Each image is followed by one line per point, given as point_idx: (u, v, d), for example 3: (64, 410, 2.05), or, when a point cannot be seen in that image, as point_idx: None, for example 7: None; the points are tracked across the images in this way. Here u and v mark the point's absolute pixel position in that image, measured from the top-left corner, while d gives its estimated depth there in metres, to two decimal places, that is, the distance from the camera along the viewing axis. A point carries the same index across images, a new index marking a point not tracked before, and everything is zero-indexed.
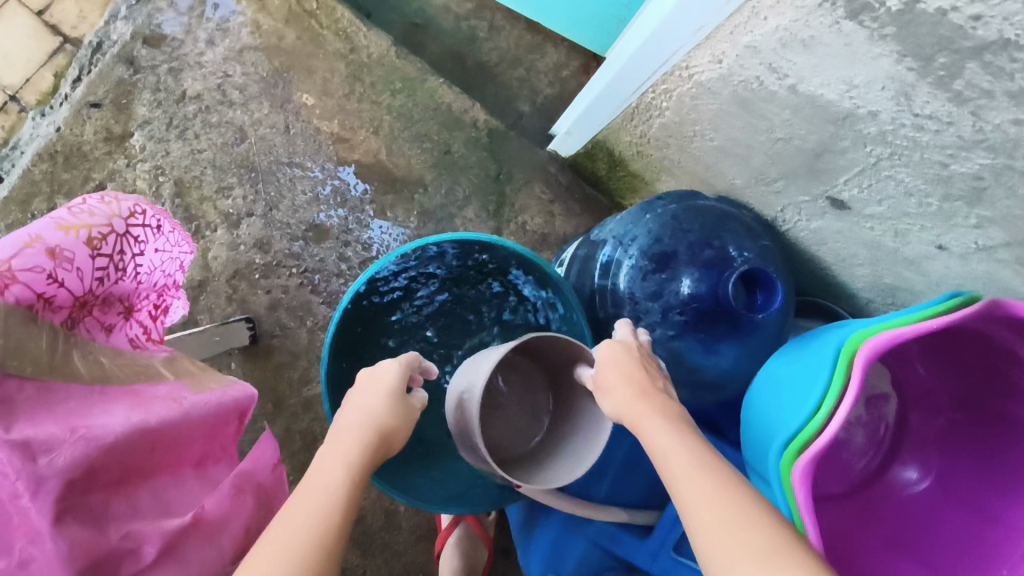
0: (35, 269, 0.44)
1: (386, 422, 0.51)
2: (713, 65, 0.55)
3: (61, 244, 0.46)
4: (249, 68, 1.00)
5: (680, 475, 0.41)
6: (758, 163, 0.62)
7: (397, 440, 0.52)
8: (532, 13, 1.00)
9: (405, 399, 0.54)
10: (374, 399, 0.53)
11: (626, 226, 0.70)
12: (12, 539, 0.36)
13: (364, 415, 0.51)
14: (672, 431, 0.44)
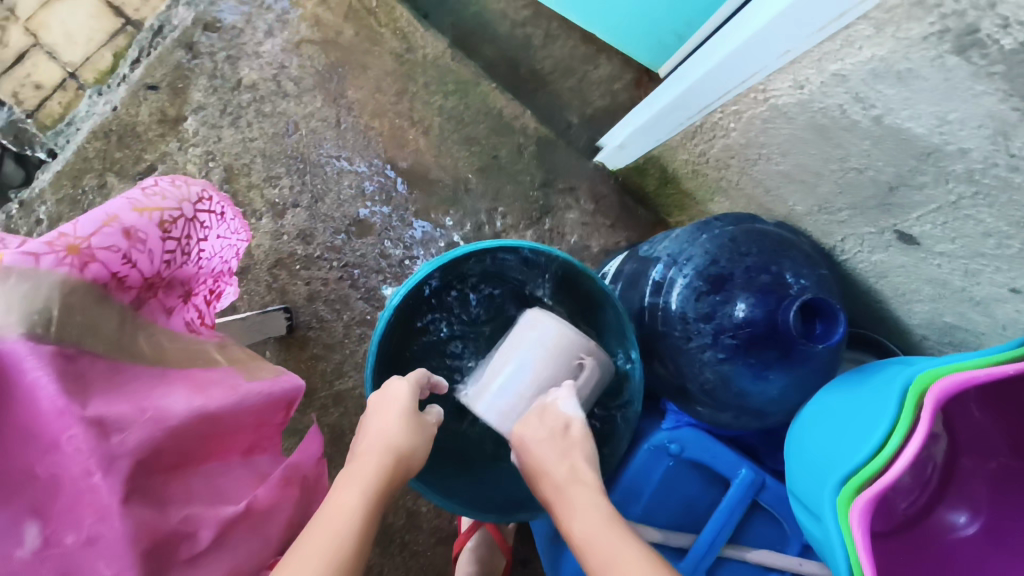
0: (112, 248, 0.44)
1: (404, 444, 0.55)
2: (794, 90, 0.55)
3: (136, 225, 0.46)
4: (305, 61, 1.01)
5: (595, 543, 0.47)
6: (825, 191, 0.61)
7: (414, 458, 0.55)
8: (591, 25, 1.00)
9: (418, 418, 0.58)
10: (391, 422, 0.57)
11: (682, 244, 0.70)
12: (81, 516, 0.35)
13: (384, 437, 0.55)
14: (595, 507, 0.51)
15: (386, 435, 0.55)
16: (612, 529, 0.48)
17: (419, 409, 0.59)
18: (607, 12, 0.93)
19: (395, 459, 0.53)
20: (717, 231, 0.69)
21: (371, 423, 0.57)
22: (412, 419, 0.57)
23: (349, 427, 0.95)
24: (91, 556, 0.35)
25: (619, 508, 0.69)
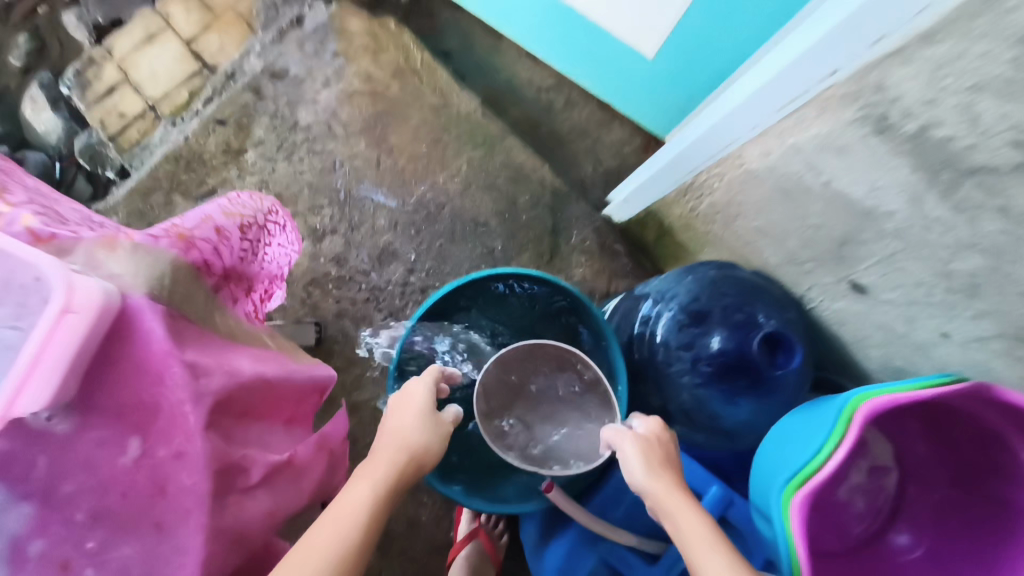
0: (208, 239, 0.56)
1: (417, 444, 0.61)
2: (762, 157, 0.66)
3: (225, 225, 0.59)
4: (355, 109, 1.16)
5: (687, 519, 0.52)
6: (793, 245, 0.72)
7: (426, 455, 0.62)
8: (605, 95, 1.15)
9: (434, 417, 0.65)
10: (408, 420, 0.63)
11: (668, 284, 0.80)
12: (173, 435, 0.45)
13: (397, 438, 0.61)
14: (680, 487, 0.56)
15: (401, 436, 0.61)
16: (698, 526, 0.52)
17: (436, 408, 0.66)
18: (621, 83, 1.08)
19: (407, 458, 0.60)
20: (701, 274, 0.79)
21: (390, 421, 0.64)
22: (428, 423, 0.63)
23: (361, 435, 1.04)
24: (177, 468, 0.45)
25: (601, 514, 0.77)
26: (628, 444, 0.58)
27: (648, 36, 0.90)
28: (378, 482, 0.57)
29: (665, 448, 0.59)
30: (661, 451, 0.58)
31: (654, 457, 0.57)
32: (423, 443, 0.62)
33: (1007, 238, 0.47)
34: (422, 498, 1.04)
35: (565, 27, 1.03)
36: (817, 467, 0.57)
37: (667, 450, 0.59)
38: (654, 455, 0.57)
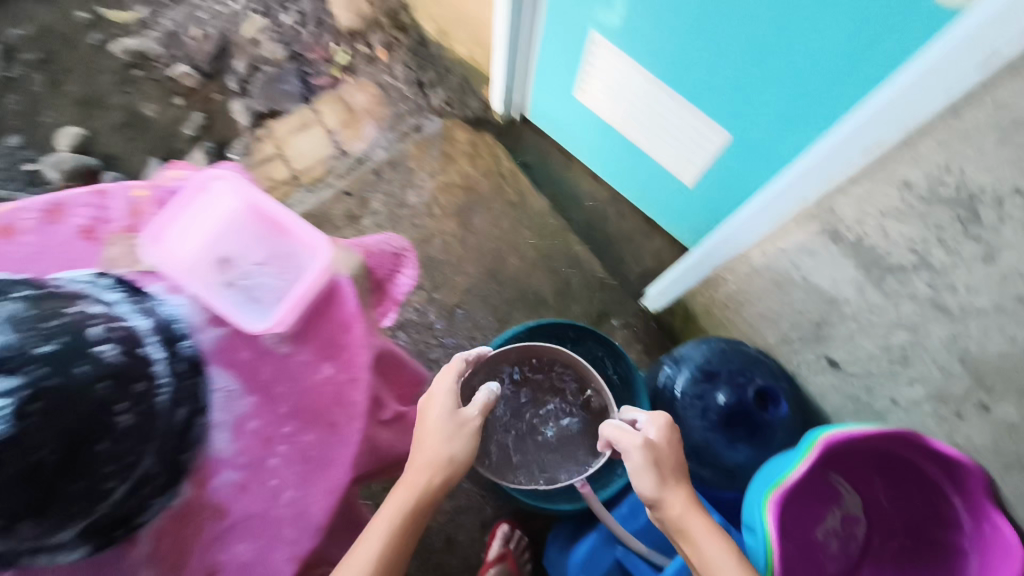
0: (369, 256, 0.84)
1: (447, 452, 0.74)
2: (762, 256, 0.90)
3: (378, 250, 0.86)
4: (451, 196, 1.48)
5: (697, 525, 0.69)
6: (785, 327, 0.95)
7: (458, 457, 0.74)
8: (651, 208, 1.46)
9: (457, 420, 0.76)
10: (437, 428, 0.75)
11: (686, 351, 1.01)
12: (352, 364, 0.69)
13: (432, 444, 0.74)
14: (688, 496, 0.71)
15: (409, 491, 0.71)
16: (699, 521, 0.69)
17: (459, 409, 0.77)
18: (664, 198, 1.40)
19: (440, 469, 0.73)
20: (715, 343, 1.00)
21: (424, 426, 0.75)
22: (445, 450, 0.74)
23: None
24: (352, 388, 0.68)
25: (623, 520, 0.94)
26: (633, 449, 0.72)
27: (684, 164, 1.25)
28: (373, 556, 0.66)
29: (667, 453, 0.73)
30: (660, 456, 0.72)
31: (655, 462, 0.72)
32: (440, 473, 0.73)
33: (918, 316, 0.69)
34: (461, 520, 1.21)
35: (624, 155, 1.38)
36: (787, 477, 0.77)
37: (668, 445, 0.74)
38: (659, 462, 0.72)
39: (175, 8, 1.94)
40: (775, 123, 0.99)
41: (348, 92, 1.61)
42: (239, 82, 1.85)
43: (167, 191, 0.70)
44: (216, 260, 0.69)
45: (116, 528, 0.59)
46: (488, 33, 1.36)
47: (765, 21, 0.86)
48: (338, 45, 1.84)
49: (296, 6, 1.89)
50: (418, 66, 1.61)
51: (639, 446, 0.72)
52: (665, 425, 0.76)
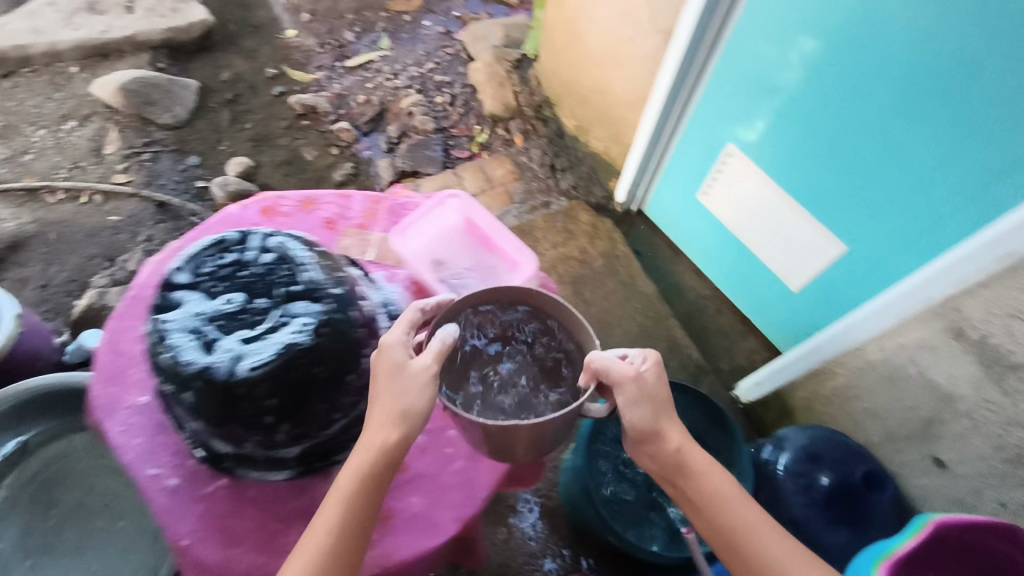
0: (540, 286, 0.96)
1: (412, 415, 0.71)
2: (879, 350, 1.01)
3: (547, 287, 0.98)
4: (569, 266, 1.64)
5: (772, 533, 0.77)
6: (892, 424, 1.03)
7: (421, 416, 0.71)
8: (751, 310, 1.57)
9: (413, 374, 0.71)
10: (409, 387, 0.71)
11: (785, 435, 1.09)
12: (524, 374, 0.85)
13: (395, 402, 0.71)
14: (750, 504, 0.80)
15: (355, 466, 0.72)
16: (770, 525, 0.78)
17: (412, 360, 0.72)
18: (765, 302, 1.51)
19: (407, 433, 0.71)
20: (820, 433, 1.07)
21: (382, 384, 0.72)
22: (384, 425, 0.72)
23: (508, 496, 1.32)
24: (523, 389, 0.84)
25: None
26: (623, 382, 0.76)
27: (792, 270, 1.37)
28: (335, 526, 0.70)
29: (653, 386, 0.79)
30: (647, 391, 0.78)
31: (645, 397, 0.78)
32: (395, 431, 0.71)
33: None
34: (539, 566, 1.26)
35: (734, 257, 1.52)
36: (898, 550, 0.79)
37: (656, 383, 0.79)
38: (645, 395, 0.78)
39: (347, 77, 2.27)
40: (886, 246, 1.14)
41: (489, 166, 1.84)
42: (389, 143, 2.12)
43: (396, 203, 0.99)
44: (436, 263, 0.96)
45: (321, 461, 0.82)
46: (632, 132, 1.56)
47: (894, 157, 1.05)
48: (481, 126, 2.09)
49: (450, 88, 2.19)
50: (553, 153, 1.83)
51: (627, 380, 0.76)
52: (655, 364, 0.80)
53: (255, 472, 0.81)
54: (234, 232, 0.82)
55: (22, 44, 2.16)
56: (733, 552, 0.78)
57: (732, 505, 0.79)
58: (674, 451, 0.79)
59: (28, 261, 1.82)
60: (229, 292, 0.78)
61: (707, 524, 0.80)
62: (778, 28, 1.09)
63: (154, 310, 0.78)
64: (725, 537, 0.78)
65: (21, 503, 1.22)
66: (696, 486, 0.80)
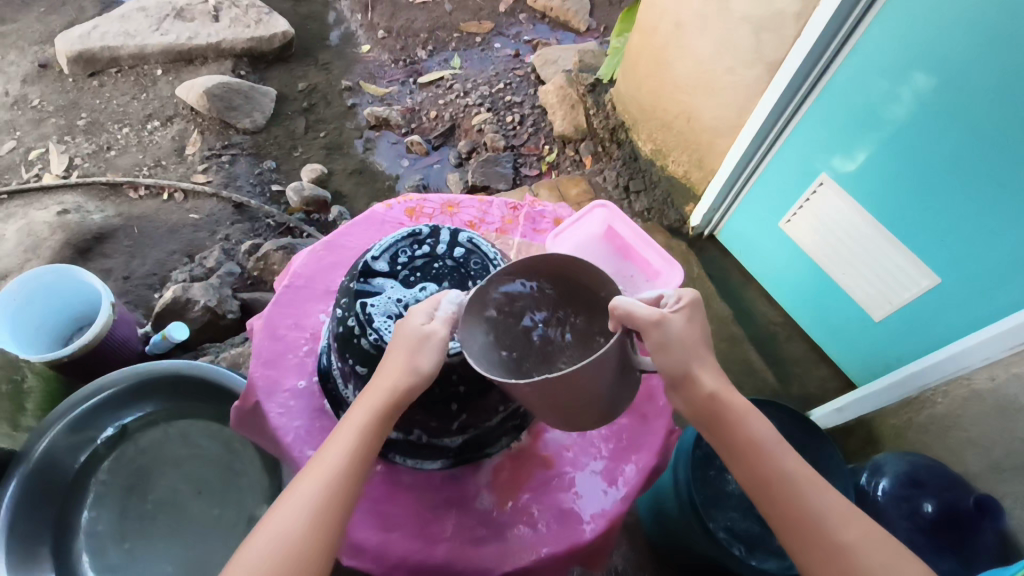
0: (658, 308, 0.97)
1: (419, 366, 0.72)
2: (991, 381, 1.06)
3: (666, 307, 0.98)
4: None
5: (814, 489, 0.69)
6: (997, 454, 1.04)
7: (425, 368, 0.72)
8: (823, 339, 1.58)
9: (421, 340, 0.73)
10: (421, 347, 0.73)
11: (883, 461, 1.12)
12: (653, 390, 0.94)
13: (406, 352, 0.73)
14: (790, 457, 0.71)
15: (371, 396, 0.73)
16: (815, 483, 0.69)
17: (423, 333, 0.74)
18: (841, 331, 1.51)
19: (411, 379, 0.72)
20: (920, 459, 1.09)
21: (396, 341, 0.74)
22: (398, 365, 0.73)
23: None
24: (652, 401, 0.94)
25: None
26: (648, 331, 0.69)
27: (875, 300, 1.37)
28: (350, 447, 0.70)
29: (683, 333, 0.71)
30: (679, 334, 0.71)
31: (677, 345, 0.71)
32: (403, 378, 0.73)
33: None
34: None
35: (815, 287, 1.53)
36: None
37: (692, 323, 0.73)
38: (674, 345, 0.71)
39: (420, 92, 2.33)
40: (963, 282, 1.18)
41: (564, 185, 1.88)
42: (459, 158, 2.15)
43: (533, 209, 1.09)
44: None
45: (473, 451, 0.87)
46: (717, 158, 1.61)
47: (982, 198, 1.10)
48: (551, 147, 2.06)
49: (520, 108, 2.20)
50: (628, 175, 1.88)
51: (652, 327, 0.69)
52: (690, 305, 0.74)
53: (411, 460, 0.86)
54: (425, 227, 0.91)
55: (112, 45, 2.25)
56: (766, 502, 0.70)
57: (772, 453, 0.71)
58: (707, 395, 0.71)
59: (112, 253, 1.85)
60: (423, 282, 0.87)
61: (742, 471, 0.72)
62: (894, 64, 1.14)
63: (353, 294, 0.86)
64: (760, 488, 0.70)
65: (121, 487, 1.25)
66: (728, 432, 0.72)
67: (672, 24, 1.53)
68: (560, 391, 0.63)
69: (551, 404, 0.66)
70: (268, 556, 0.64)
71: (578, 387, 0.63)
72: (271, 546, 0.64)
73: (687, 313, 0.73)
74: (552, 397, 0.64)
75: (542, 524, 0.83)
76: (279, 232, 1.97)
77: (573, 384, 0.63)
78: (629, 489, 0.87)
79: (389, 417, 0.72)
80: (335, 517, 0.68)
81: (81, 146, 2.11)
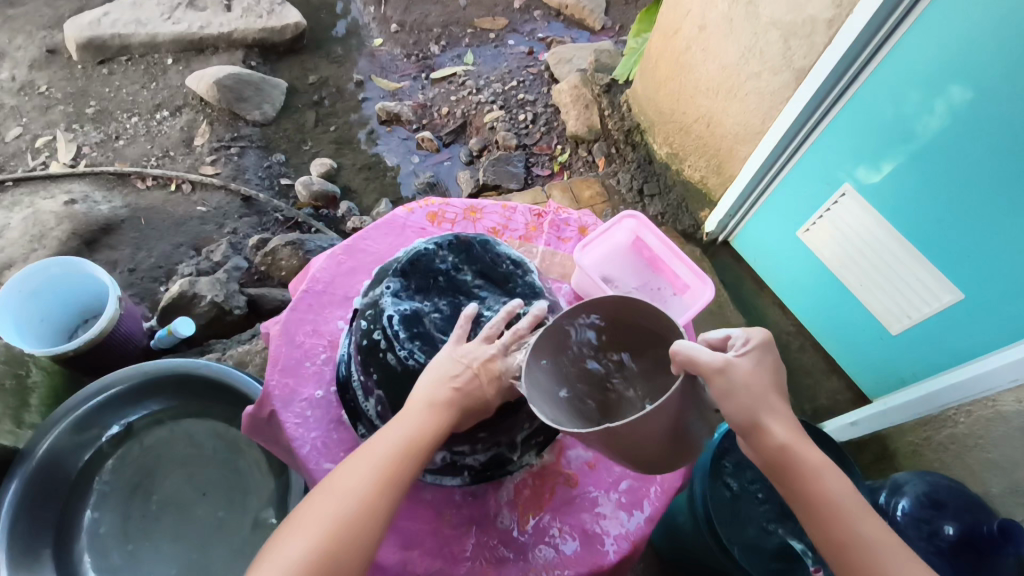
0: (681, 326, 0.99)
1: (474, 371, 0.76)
2: (1017, 403, 1.04)
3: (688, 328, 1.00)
4: None
5: (895, 559, 0.65)
6: (1019, 477, 1.02)
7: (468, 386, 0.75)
8: (834, 349, 1.56)
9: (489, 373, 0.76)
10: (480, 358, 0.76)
11: (904, 478, 1.09)
12: None
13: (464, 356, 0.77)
14: (869, 520, 0.67)
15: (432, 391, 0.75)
16: (898, 552, 0.65)
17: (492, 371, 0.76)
18: (856, 345, 1.49)
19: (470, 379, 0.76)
20: (939, 480, 1.05)
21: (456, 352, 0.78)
22: (445, 384, 0.75)
23: None
24: None
25: None
26: (713, 377, 0.67)
27: (894, 314, 1.34)
28: (405, 440, 0.72)
29: (749, 378, 0.69)
30: (745, 379, 0.68)
31: (744, 389, 0.68)
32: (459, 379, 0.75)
33: None
34: None
35: (833, 299, 1.50)
36: None
37: (762, 365, 0.71)
38: (739, 391, 0.68)
39: (432, 88, 2.30)
40: (987, 301, 1.16)
41: (577, 186, 1.85)
42: (470, 155, 2.12)
43: (560, 217, 1.11)
44: (603, 280, 1.01)
45: (496, 469, 0.89)
46: (737, 164, 1.58)
47: (1011, 214, 1.07)
48: (563, 147, 2.04)
49: (533, 107, 2.17)
50: (642, 178, 1.85)
51: (716, 372, 0.66)
52: (759, 346, 0.72)
53: (432, 475, 0.89)
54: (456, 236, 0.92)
55: (123, 33, 2.22)
56: (841, 568, 0.66)
57: (849, 515, 0.67)
58: (778, 447, 0.68)
59: (118, 244, 1.83)
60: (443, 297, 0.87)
61: (815, 532, 0.68)
62: (929, 75, 1.11)
63: (379, 307, 0.86)
64: (835, 552, 0.66)
65: (125, 487, 1.23)
66: (803, 490, 0.68)
67: (696, 27, 1.51)
68: (641, 434, 0.64)
69: (623, 445, 0.66)
70: (331, 519, 0.67)
71: (653, 428, 0.65)
72: (336, 510, 0.68)
73: (758, 357, 0.71)
74: (633, 439, 0.65)
75: (562, 545, 0.86)
76: (287, 227, 1.93)
77: (653, 427, 0.64)
78: (653, 510, 0.89)
79: (447, 419, 0.74)
80: (396, 489, 0.71)
81: (88, 135, 2.08)
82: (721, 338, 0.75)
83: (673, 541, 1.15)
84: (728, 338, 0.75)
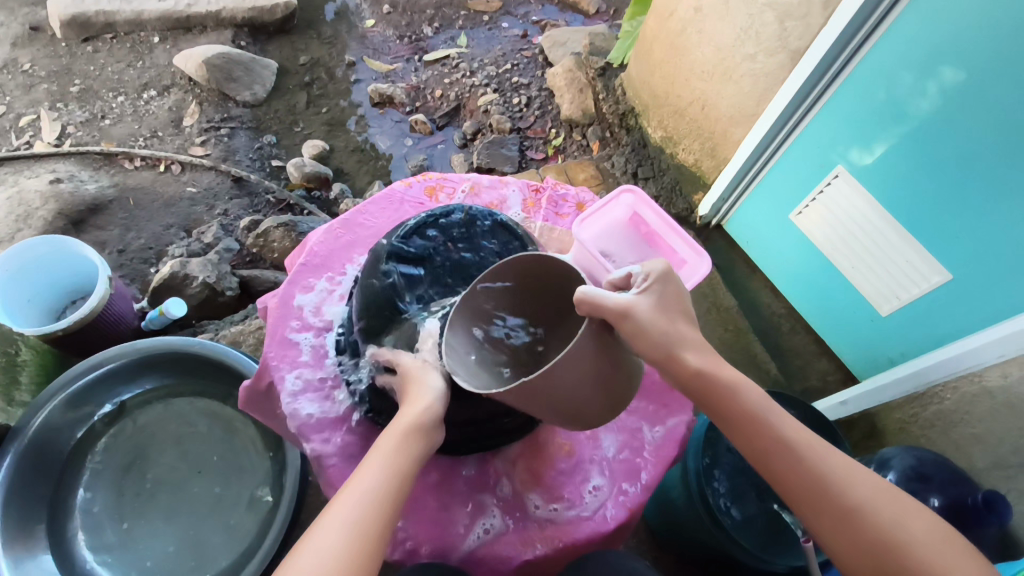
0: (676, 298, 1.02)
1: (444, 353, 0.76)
2: (1002, 378, 1.07)
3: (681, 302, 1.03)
4: None
5: (814, 450, 0.70)
6: (1004, 451, 1.05)
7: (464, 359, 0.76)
8: (821, 328, 1.59)
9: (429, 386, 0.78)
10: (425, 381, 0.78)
11: (891, 452, 1.11)
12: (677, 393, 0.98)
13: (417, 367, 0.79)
14: (785, 418, 0.72)
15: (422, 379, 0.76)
16: (813, 442, 0.70)
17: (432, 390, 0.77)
18: (843, 326, 1.51)
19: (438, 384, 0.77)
20: (926, 454, 1.07)
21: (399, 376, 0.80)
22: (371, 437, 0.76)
23: None
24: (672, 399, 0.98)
25: None
26: (619, 321, 0.70)
27: (883, 295, 1.35)
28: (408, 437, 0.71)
29: (651, 316, 0.73)
30: (650, 312, 0.73)
31: (654, 326, 0.72)
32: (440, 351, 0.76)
33: None
34: None
35: (824, 280, 1.51)
36: None
37: (664, 291, 0.76)
38: (649, 329, 0.72)
39: (424, 70, 2.28)
40: (973, 281, 1.17)
41: (571, 170, 1.85)
42: (464, 139, 2.11)
43: (555, 192, 1.11)
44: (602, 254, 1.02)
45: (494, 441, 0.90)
46: (730, 148, 1.59)
47: (1001, 195, 1.09)
48: (557, 130, 2.04)
49: (526, 90, 2.15)
50: (636, 162, 1.85)
51: (621, 315, 0.70)
52: (658, 278, 0.76)
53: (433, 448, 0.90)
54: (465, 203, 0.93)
55: (108, 10, 2.18)
56: (771, 472, 0.70)
57: (766, 418, 0.71)
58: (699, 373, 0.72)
59: (107, 225, 1.81)
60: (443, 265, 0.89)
61: (744, 444, 0.72)
62: (921, 58, 1.12)
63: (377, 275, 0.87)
64: (764, 460, 0.70)
65: (119, 465, 1.22)
66: (724, 408, 0.72)
67: (691, 9, 1.50)
68: (566, 379, 0.67)
69: (560, 403, 0.68)
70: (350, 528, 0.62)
71: (577, 371, 0.67)
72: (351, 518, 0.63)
73: (658, 283, 0.76)
74: (563, 385, 0.67)
75: (562, 513, 0.88)
76: (279, 209, 1.91)
77: (573, 370, 0.67)
78: (651, 478, 0.91)
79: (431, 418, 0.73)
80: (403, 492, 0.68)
81: (73, 114, 2.05)
82: (624, 276, 0.80)
83: (667, 516, 1.16)
84: (630, 275, 0.79)
